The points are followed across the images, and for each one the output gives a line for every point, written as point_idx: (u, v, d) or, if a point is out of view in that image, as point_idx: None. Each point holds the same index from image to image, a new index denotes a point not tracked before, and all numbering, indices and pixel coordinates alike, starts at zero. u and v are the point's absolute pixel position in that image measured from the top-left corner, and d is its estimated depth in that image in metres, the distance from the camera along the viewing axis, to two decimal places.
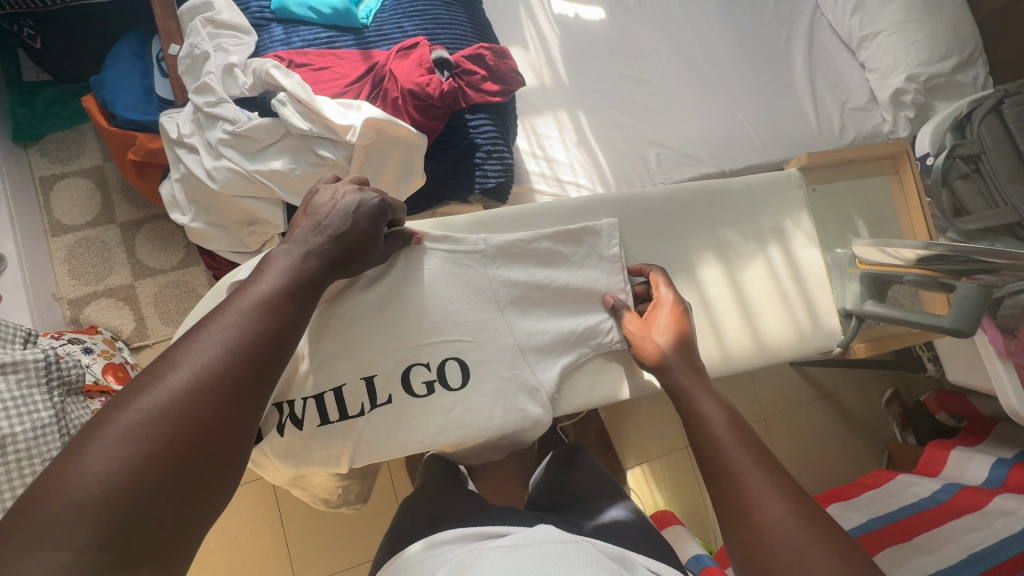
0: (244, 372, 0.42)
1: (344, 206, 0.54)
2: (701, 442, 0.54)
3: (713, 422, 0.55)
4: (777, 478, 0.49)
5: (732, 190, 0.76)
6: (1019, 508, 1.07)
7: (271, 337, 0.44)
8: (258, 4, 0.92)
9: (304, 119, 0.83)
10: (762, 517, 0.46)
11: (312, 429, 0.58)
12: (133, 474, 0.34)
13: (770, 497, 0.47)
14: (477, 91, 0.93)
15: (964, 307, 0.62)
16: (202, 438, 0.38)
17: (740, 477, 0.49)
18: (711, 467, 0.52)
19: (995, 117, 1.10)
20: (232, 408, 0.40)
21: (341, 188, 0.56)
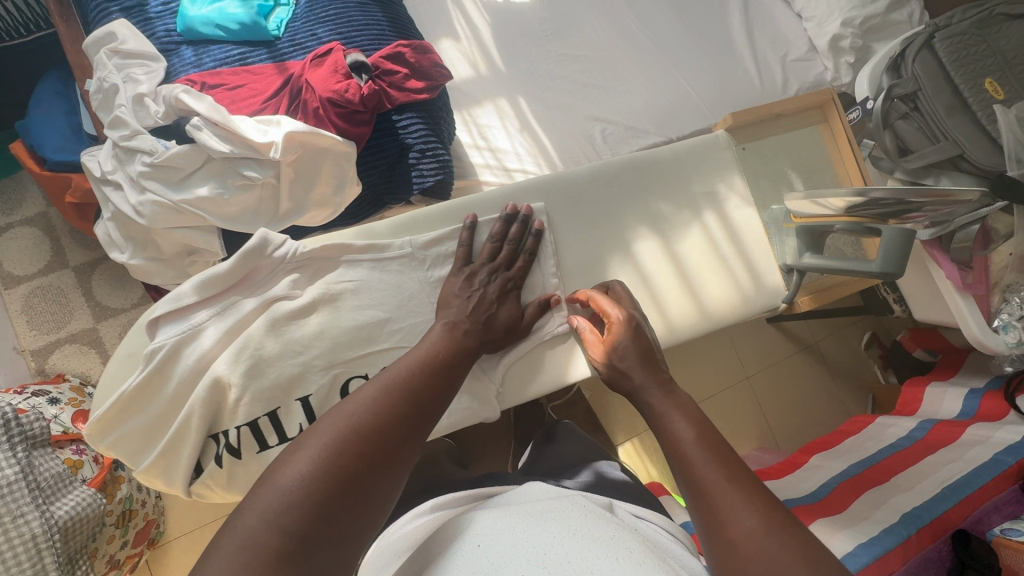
0: (410, 410, 0.49)
1: (491, 299, 0.62)
2: (673, 459, 0.51)
3: (680, 435, 0.51)
4: (748, 489, 0.45)
5: (661, 159, 0.75)
6: (991, 436, 1.09)
7: (439, 385, 0.53)
8: (164, 27, 0.89)
9: (222, 141, 0.81)
10: (733, 532, 0.43)
11: (251, 456, 0.57)
12: (323, 482, 0.41)
13: (742, 510, 0.44)
14: (400, 91, 0.91)
15: (890, 249, 0.62)
16: (374, 455, 0.44)
17: (713, 493, 0.46)
18: (684, 482, 0.49)
19: (928, 53, 1.09)
20: (401, 440, 0.46)
21: (479, 272, 0.64)
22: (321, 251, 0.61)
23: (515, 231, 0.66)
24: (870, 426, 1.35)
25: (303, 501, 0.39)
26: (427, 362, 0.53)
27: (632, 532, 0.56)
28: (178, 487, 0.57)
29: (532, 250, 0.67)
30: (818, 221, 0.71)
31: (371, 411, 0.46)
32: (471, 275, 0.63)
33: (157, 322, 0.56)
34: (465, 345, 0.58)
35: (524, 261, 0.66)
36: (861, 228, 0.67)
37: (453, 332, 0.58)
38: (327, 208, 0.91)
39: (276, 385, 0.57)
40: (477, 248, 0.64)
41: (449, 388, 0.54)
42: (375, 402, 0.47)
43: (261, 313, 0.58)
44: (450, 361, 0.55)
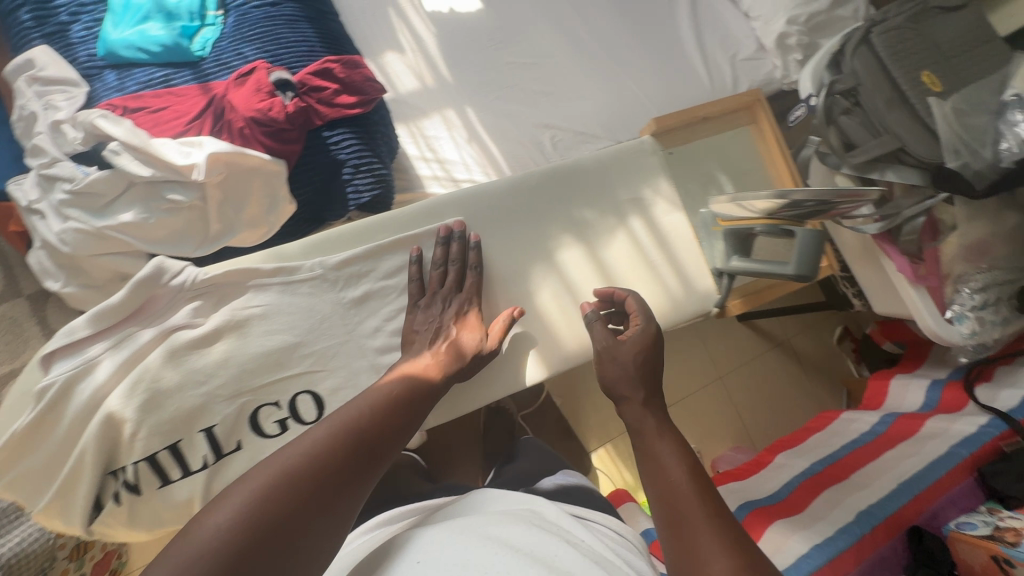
0: (355, 454, 0.47)
1: (448, 326, 0.63)
2: (659, 487, 0.50)
3: (671, 467, 0.51)
4: (729, 530, 0.45)
5: (582, 167, 0.75)
6: (948, 429, 1.09)
7: (389, 428, 0.51)
8: (86, 52, 0.88)
9: (143, 165, 0.80)
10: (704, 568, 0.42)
11: (152, 491, 0.55)
12: (246, 524, 0.39)
13: (714, 547, 0.43)
14: (330, 106, 0.91)
15: (804, 252, 0.62)
16: (304, 503, 0.42)
17: (690, 529, 0.45)
18: (665, 511, 0.48)
19: (866, 48, 1.09)
20: (338, 485, 0.44)
21: (434, 302, 0.64)
22: (225, 276, 0.60)
23: (454, 250, 0.66)
24: (836, 421, 1.35)
25: (221, 549, 0.37)
26: (380, 404, 0.52)
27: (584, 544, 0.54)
28: (77, 526, 0.55)
29: (475, 263, 0.67)
30: (741, 223, 0.70)
31: (307, 456, 0.45)
32: (425, 304, 0.64)
33: (50, 357, 0.54)
34: (426, 385, 0.57)
35: (473, 277, 0.66)
36: (779, 229, 0.66)
37: (411, 370, 0.57)
38: (260, 228, 0.89)
39: (175, 417, 0.56)
40: (424, 277, 0.64)
41: (403, 430, 0.52)
42: (317, 445, 0.46)
43: (161, 342, 0.57)
44: (407, 404, 0.54)
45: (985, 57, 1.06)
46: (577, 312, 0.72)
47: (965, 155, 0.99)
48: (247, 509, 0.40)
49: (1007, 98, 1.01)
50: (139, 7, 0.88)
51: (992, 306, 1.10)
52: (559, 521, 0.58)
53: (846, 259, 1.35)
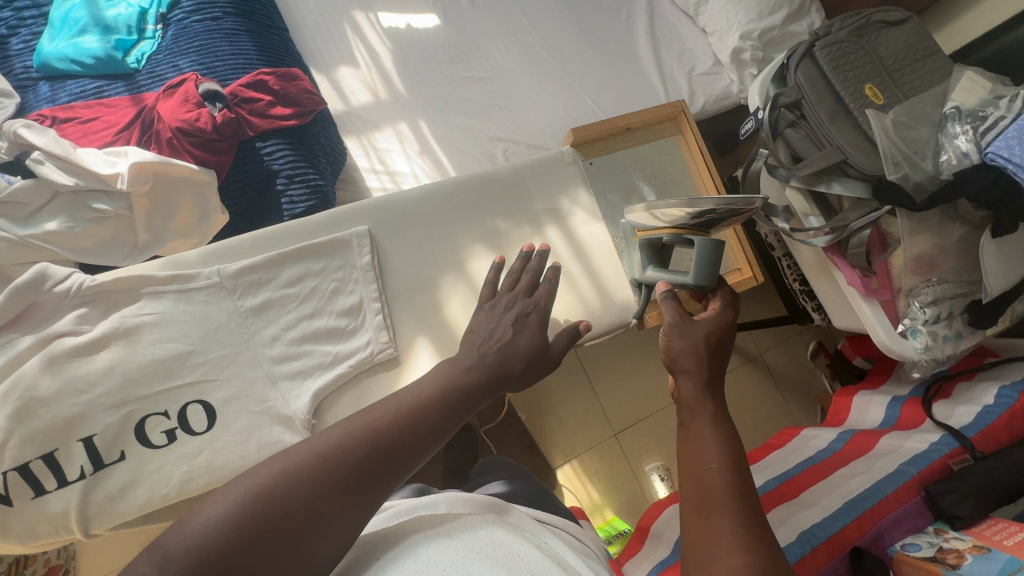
0: (374, 465, 0.44)
1: (508, 323, 0.59)
2: (690, 468, 0.50)
3: (708, 453, 0.50)
4: (752, 531, 0.45)
5: (499, 177, 0.74)
6: (900, 446, 1.06)
7: (416, 437, 0.48)
8: (22, 65, 0.89)
9: (66, 174, 0.80)
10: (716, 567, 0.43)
11: (25, 502, 0.54)
12: (232, 523, 0.39)
13: (732, 549, 0.44)
14: (264, 118, 0.91)
15: (703, 262, 0.61)
16: (300, 509, 0.41)
17: (712, 518, 0.46)
18: (691, 492, 0.49)
19: (810, 61, 1.10)
20: (344, 495, 0.42)
21: (501, 298, 0.62)
22: (115, 283, 0.60)
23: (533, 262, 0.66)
24: (796, 438, 1.32)
25: (210, 545, 0.38)
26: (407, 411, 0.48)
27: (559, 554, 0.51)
28: None
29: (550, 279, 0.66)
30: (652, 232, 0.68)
31: (317, 462, 0.43)
32: (492, 302, 0.62)
33: None
34: (461, 386, 0.52)
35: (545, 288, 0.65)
36: (682, 239, 0.65)
37: (444, 375, 0.53)
38: (191, 238, 0.89)
39: (50, 426, 0.54)
40: (497, 279, 0.64)
41: (431, 439, 0.48)
42: (331, 450, 0.44)
43: (40, 350, 0.56)
44: (441, 411, 0.50)
45: (928, 72, 1.08)
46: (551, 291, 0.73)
47: (906, 166, 0.99)
48: (239, 506, 0.40)
49: (948, 110, 1.01)
50: (76, 20, 0.90)
51: (944, 321, 1.08)
52: (528, 531, 0.55)
53: (805, 272, 1.33)
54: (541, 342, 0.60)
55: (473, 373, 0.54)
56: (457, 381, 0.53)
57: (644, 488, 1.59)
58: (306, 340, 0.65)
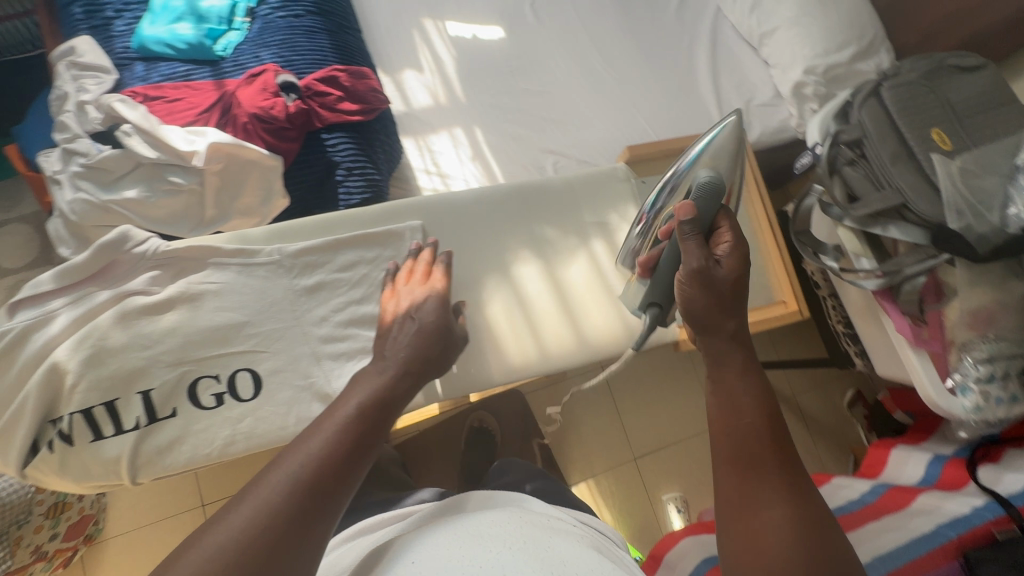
0: (315, 493, 0.44)
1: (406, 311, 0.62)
2: (725, 425, 0.53)
3: (742, 413, 0.53)
4: (787, 481, 0.49)
5: (551, 187, 0.76)
6: (939, 507, 1.01)
7: (344, 454, 0.47)
8: (122, 44, 0.96)
9: (151, 147, 0.86)
10: (759, 518, 0.47)
11: (84, 445, 0.58)
12: None
13: (772, 501, 0.47)
14: (332, 111, 0.96)
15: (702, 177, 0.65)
16: (268, 552, 0.40)
17: (752, 471, 0.50)
18: (725, 448, 0.52)
19: (875, 101, 1.08)
20: (299, 532, 0.42)
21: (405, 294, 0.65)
22: (186, 251, 0.64)
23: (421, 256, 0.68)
24: (825, 485, 1.27)
25: None
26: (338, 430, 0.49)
27: (573, 536, 0.55)
28: (10, 468, 0.57)
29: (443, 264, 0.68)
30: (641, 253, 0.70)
31: (267, 510, 0.42)
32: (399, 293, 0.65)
33: (15, 305, 0.59)
34: (388, 384, 0.55)
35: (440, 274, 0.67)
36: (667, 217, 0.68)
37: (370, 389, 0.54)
38: (252, 218, 0.95)
39: (116, 375, 0.59)
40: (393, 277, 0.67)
41: (363, 452, 0.49)
42: (274, 498, 0.42)
43: (115, 304, 0.60)
44: (364, 420, 0.51)
45: (1002, 121, 1.04)
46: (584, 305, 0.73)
47: (970, 216, 0.95)
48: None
49: (1021, 162, 0.98)
50: (175, 8, 0.97)
51: (998, 380, 1.01)
52: (539, 514, 0.59)
53: (851, 316, 1.29)
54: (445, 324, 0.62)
55: (393, 375, 0.56)
56: (384, 390, 0.54)
57: (659, 518, 1.55)
58: (354, 325, 0.67)
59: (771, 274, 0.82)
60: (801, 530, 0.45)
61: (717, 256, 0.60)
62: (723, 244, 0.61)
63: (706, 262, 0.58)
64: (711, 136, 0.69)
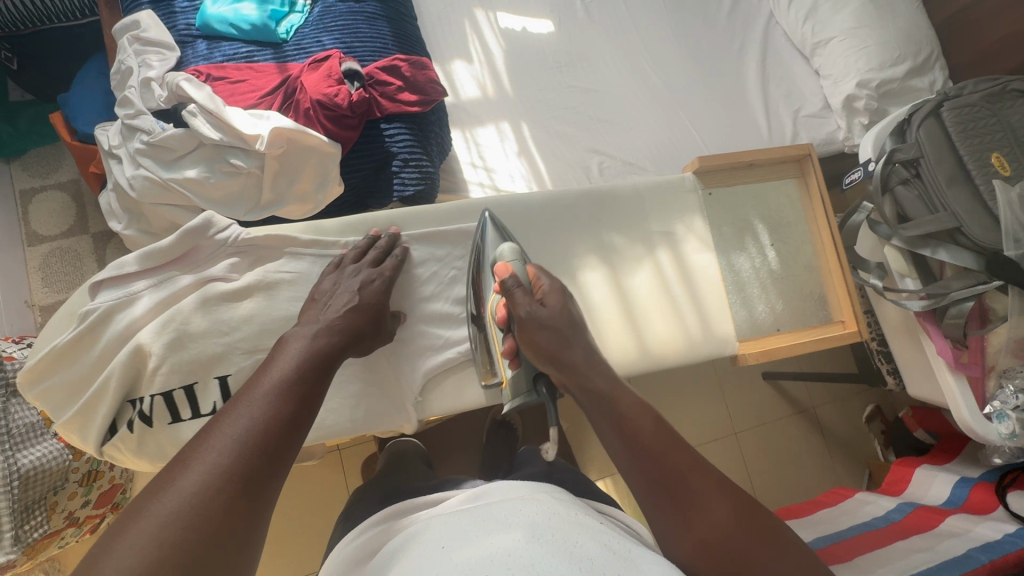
0: (253, 466, 0.45)
1: (349, 285, 0.61)
2: (634, 447, 0.56)
3: (640, 426, 0.58)
4: (704, 474, 0.55)
5: (618, 193, 0.76)
6: (968, 530, 1.02)
7: (284, 418, 0.50)
8: (184, 21, 0.96)
9: (214, 129, 0.86)
10: (708, 523, 0.52)
11: (162, 426, 0.59)
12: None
13: (708, 501, 0.53)
14: (392, 101, 0.96)
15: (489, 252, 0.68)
16: (228, 510, 0.42)
17: (674, 484, 0.54)
18: (639, 473, 0.56)
19: (935, 120, 1.06)
20: (256, 491, 0.45)
21: (343, 274, 0.63)
22: (265, 239, 0.64)
23: (383, 241, 0.67)
24: (848, 500, 1.28)
25: None
26: (266, 399, 0.50)
27: (610, 535, 0.53)
28: (90, 443, 0.59)
29: (402, 256, 0.67)
30: (495, 355, 0.67)
31: (208, 478, 0.43)
32: (340, 270, 0.63)
33: (98, 285, 0.59)
34: (325, 353, 0.56)
35: (393, 262, 0.66)
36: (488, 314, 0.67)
37: (295, 351, 0.55)
38: (307, 204, 0.94)
39: (196, 360, 0.59)
40: (343, 252, 0.65)
41: (301, 418, 0.51)
42: (224, 460, 0.45)
43: (197, 289, 0.61)
44: (299, 382, 0.52)
45: None
46: (660, 309, 0.74)
47: None
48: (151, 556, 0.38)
49: None
50: None
51: None
52: (569, 507, 0.59)
53: (886, 333, 1.29)
54: (382, 309, 0.63)
55: (323, 337, 0.57)
56: (314, 352, 0.55)
57: None
58: (424, 322, 0.70)
59: (832, 292, 0.81)
60: (731, 513, 0.53)
61: (541, 299, 0.64)
62: (541, 288, 0.65)
63: (531, 304, 0.63)
64: (483, 238, 0.69)
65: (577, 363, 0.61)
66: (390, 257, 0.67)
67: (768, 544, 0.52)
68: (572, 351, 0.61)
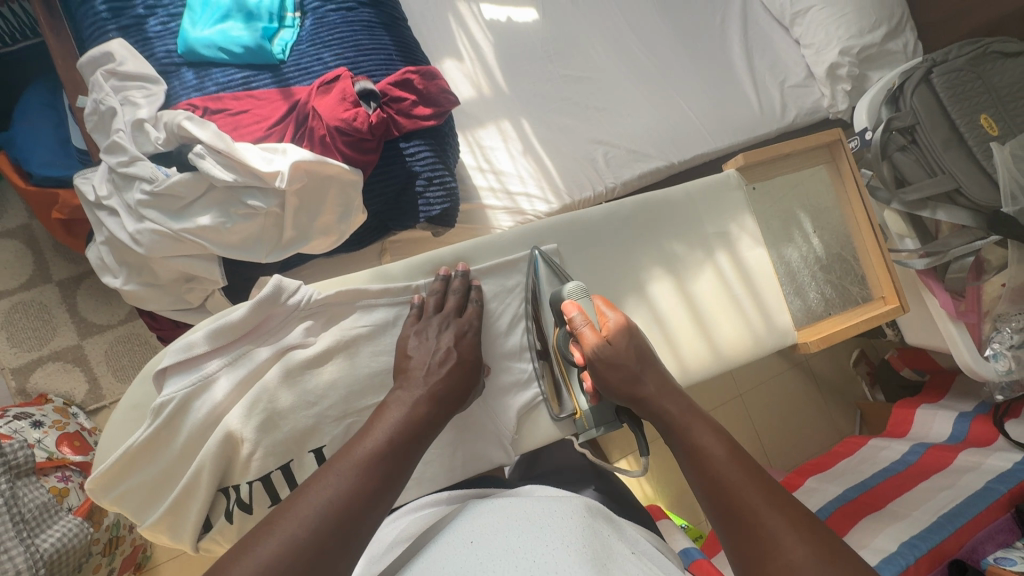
0: (338, 535, 0.43)
1: (444, 343, 0.61)
2: (706, 477, 0.52)
3: (712, 451, 0.54)
4: (791, 512, 0.47)
5: (672, 199, 0.78)
6: (981, 463, 1.12)
7: (370, 490, 0.47)
8: (163, 48, 0.87)
9: (226, 170, 0.78)
10: (780, 564, 0.44)
11: (261, 511, 0.59)
12: None
13: (792, 538, 0.45)
14: (408, 118, 0.90)
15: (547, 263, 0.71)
16: None
17: (754, 518, 0.48)
18: (717, 508, 0.51)
19: (926, 86, 1.11)
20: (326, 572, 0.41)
21: (431, 327, 0.62)
22: (336, 296, 0.62)
23: (456, 284, 0.66)
24: (864, 448, 1.39)
25: None
26: (353, 468, 0.47)
27: (642, 570, 0.44)
28: (185, 541, 0.59)
29: (478, 299, 0.67)
30: (568, 390, 0.69)
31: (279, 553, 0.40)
32: (425, 327, 0.62)
33: (165, 372, 0.57)
34: (419, 415, 0.54)
35: (474, 307, 0.66)
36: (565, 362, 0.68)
37: (394, 418, 0.53)
38: (332, 236, 0.88)
39: (289, 437, 0.59)
40: (422, 304, 0.64)
41: (386, 487, 0.48)
42: (298, 534, 0.42)
43: (275, 360, 0.60)
44: (392, 454, 0.50)
45: None
46: (730, 305, 0.78)
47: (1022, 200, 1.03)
48: None
49: None
50: (219, 6, 0.88)
51: None
52: (600, 520, 0.49)
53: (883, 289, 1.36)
54: (479, 358, 0.63)
55: (420, 406, 0.55)
56: (414, 416, 0.54)
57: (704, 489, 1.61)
58: (506, 358, 0.71)
59: (870, 271, 0.88)
60: (822, 556, 0.43)
61: (607, 335, 0.64)
62: (605, 322, 0.65)
63: (599, 345, 0.62)
64: (536, 277, 0.70)
65: (647, 396, 0.60)
66: (468, 301, 0.67)
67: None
68: (644, 384, 0.61)
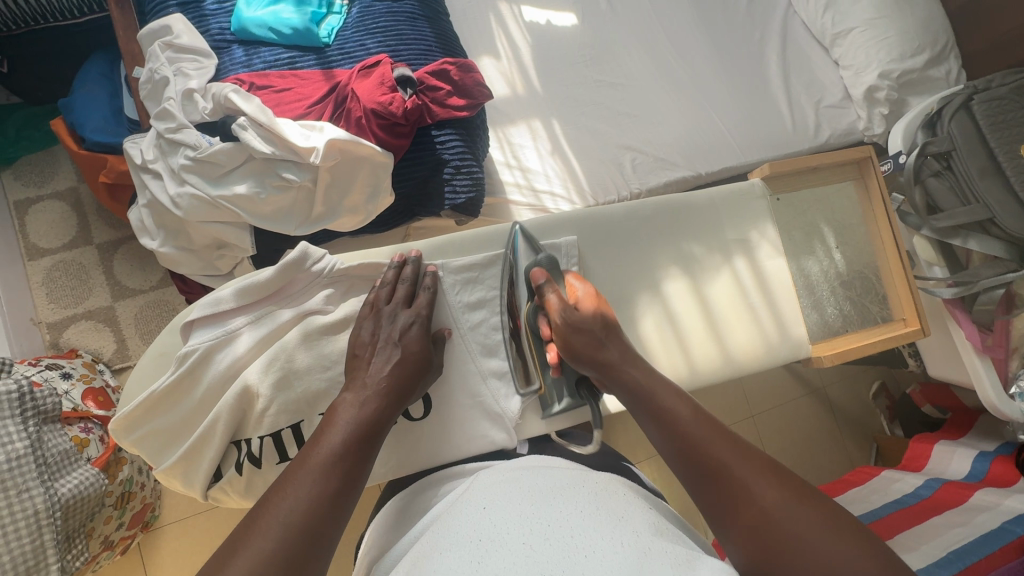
0: (313, 532, 0.46)
1: (393, 337, 0.61)
2: (678, 441, 0.55)
3: (678, 412, 0.56)
4: (756, 462, 0.51)
5: (693, 202, 0.78)
6: (998, 503, 1.08)
7: (335, 490, 0.49)
8: (218, 26, 0.92)
9: (266, 143, 0.82)
10: (754, 510, 0.48)
11: (269, 465, 0.62)
12: None
13: (763, 486, 0.49)
14: (441, 107, 0.93)
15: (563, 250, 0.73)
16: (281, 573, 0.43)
17: (724, 472, 0.51)
18: (687, 466, 0.53)
19: (964, 113, 1.09)
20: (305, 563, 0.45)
21: (381, 319, 0.63)
22: (357, 269, 0.66)
23: (408, 271, 0.67)
24: (876, 479, 1.35)
25: None
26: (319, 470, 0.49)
27: (656, 518, 0.46)
28: (195, 488, 0.62)
29: (431, 286, 0.67)
30: (533, 362, 0.71)
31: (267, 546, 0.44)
32: (378, 315, 0.63)
33: (192, 324, 0.60)
34: (374, 419, 0.55)
35: (426, 295, 0.66)
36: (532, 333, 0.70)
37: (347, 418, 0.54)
38: (359, 215, 0.90)
39: (302, 397, 0.62)
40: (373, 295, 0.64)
41: (348, 487, 0.50)
42: (265, 547, 0.44)
43: (296, 322, 0.63)
44: (349, 453, 0.52)
45: None
46: (744, 311, 0.77)
47: None
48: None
49: None
50: None
51: None
52: (617, 486, 0.51)
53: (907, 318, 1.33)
54: (427, 357, 0.63)
55: (372, 404, 0.56)
56: (366, 416, 0.55)
57: None
58: (477, 347, 0.72)
59: (892, 293, 0.88)
60: (789, 496, 0.48)
61: (574, 303, 0.65)
62: (575, 293, 0.67)
63: (564, 308, 0.63)
64: (515, 250, 0.71)
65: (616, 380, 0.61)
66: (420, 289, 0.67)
67: (832, 535, 0.44)
68: (609, 351, 0.62)
